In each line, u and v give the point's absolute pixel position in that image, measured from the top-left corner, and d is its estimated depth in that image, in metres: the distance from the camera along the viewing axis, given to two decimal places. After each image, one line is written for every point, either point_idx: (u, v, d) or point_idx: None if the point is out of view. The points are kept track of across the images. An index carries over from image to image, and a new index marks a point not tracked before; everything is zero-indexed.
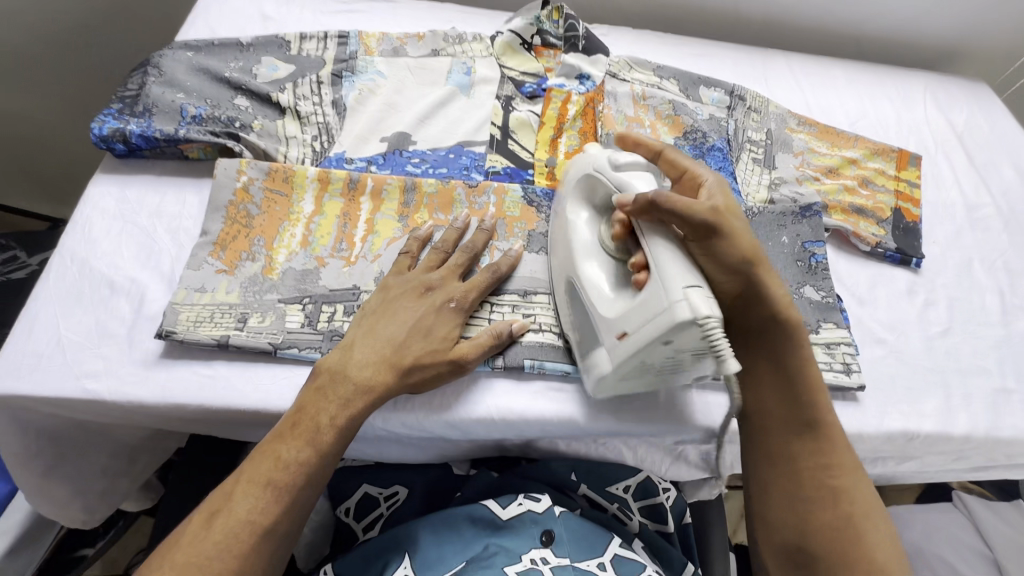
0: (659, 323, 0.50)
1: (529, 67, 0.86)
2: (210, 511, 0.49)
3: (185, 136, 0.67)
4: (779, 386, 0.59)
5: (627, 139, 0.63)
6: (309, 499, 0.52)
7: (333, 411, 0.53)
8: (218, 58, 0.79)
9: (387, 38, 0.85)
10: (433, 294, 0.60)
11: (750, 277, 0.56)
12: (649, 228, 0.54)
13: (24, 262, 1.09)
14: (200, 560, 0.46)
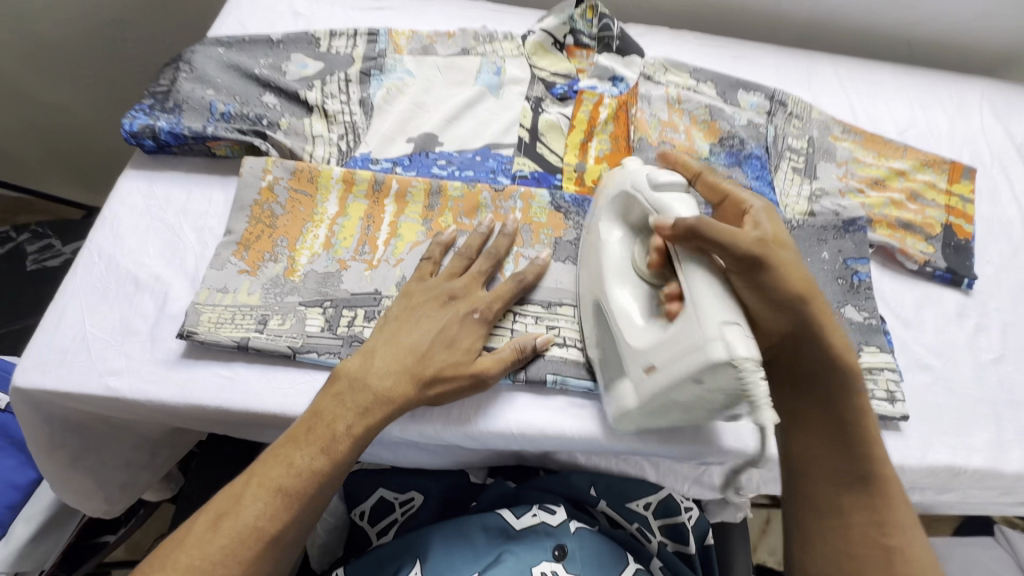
0: (692, 362, 0.47)
1: (561, 68, 0.84)
2: (218, 512, 0.49)
3: (213, 134, 0.67)
4: (822, 427, 0.54)
5: (670, 158, 0.61)
6: (320, 506, 0.52)
7: (350, 420, 0.52)
8: (248, 54, 0.79)
9: (416, 37, 0.84)
10: (460, 302, 0.59)
11: (800, 316, 0.54)
12: (686, 255, 0.50)
13: (60, 251, 1.12)
14: (206, 564, 0.46)
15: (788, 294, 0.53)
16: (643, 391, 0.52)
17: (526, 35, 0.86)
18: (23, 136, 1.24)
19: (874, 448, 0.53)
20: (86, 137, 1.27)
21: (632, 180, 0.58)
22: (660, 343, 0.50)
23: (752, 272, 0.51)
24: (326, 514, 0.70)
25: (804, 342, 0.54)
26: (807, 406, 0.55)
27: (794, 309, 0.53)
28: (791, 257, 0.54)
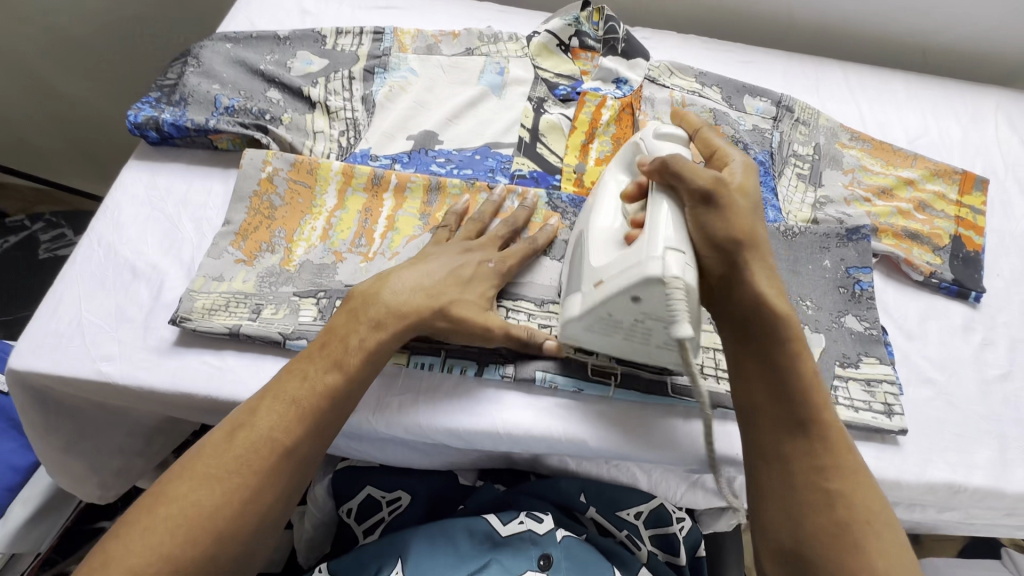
0: (631, 275, 0.50)
1: (565, 70, 0.84)
2: (232, 425, 0.48)
3: (215, 127, 0.68)
4: (768, 375, 0.52)
5: (679, 114, 0.63)
6: (335, 423, 0.51)
7: (363, 332, 0.52)
8: (255, 50, 0.80)
9: (421, 36, 0.84)
10: (478, 247, 0.61)
11: (738, 261, 0.53)
12: (657, 188, 0.54)
13: (71, 241, 1.15)
14: (223, 471, 0.45)
15: (733, 242, 0.53)
16: (589, 308, 0.54)
17: (531, 37, 0.86)
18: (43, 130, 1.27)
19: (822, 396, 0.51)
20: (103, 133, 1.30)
21: (639, 135, 0.61)
22: (610, 260, 0.53)
23: (705, 212, 0.52)
24: (314, 510, 0.70)
25: (739, 289, 0.53)
26: (752, 359, 0.53)
27: (737, 256, 0.53)
28: (752, 211, 0.55)
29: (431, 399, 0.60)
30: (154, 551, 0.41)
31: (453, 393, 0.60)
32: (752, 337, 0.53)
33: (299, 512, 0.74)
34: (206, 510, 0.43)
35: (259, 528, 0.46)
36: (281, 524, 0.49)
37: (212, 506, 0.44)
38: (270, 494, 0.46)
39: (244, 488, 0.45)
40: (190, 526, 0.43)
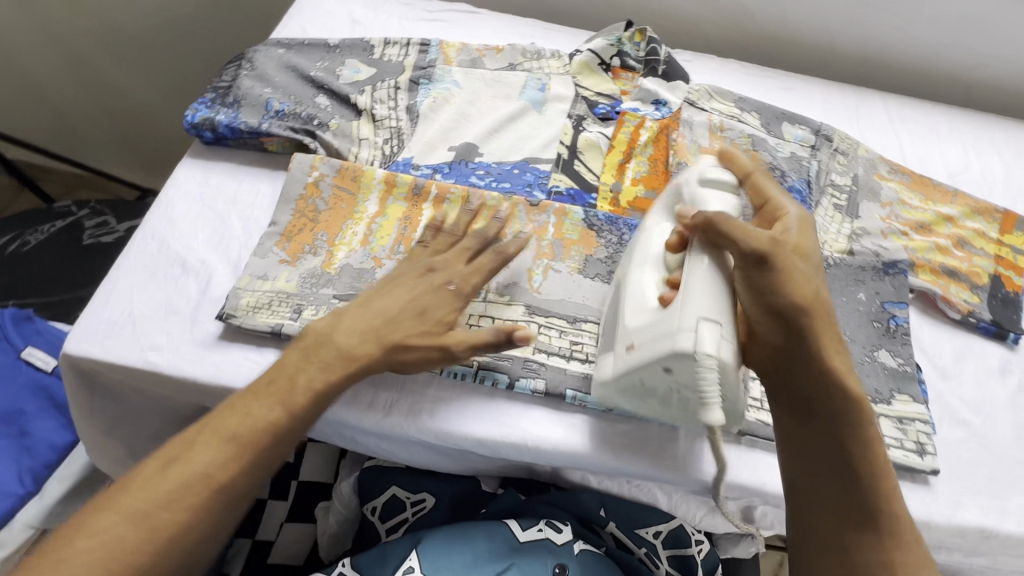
0: (663, 344, 0.50)
1: (605, 88, 0.86)
2: (167, 458, 0.45)
3: (267, 130, 0.71)
4: (824, 452, 0.51)
5: (726, 155, 0.61)
6: (274, 460, 0.48)
7: (312, 373, 0.50)
8: (306, 56, 0.83)
9: (466, 49, 0.86)
10: (435, 269, 0.60)
11: (796, 329, 0.52)
12: (701, 245, 0.53)
13: (114, 229, 1.19)
14: (147, 509, 0.43)
15: (793, 317, 0.52)
16: (620, 370, 0.55)
17: (573, 55, 0.88)
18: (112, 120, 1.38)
19: (881, 468, 0.50)
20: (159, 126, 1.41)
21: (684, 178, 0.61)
22: (645, 323, 0.54)
23: (762, 281, 0.52)
24: (339, 506, 0.72)
25: (802, 367, 0.53)
26: (811, 436, 0.52)
27: (799, 332, 0.52)
28: (817, 277, 0.54)
29: (439, 407, 0.61)
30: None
31: (463, 407, 0.61)
32: (812, 414, 0.53)
33: (320, 507, 0.73)
34: (126, 551, 0.41)
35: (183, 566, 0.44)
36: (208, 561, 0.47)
37: (131, 546, 0.41)
38: (201, 530, 0.44)
39: (171, 527, 0.43)
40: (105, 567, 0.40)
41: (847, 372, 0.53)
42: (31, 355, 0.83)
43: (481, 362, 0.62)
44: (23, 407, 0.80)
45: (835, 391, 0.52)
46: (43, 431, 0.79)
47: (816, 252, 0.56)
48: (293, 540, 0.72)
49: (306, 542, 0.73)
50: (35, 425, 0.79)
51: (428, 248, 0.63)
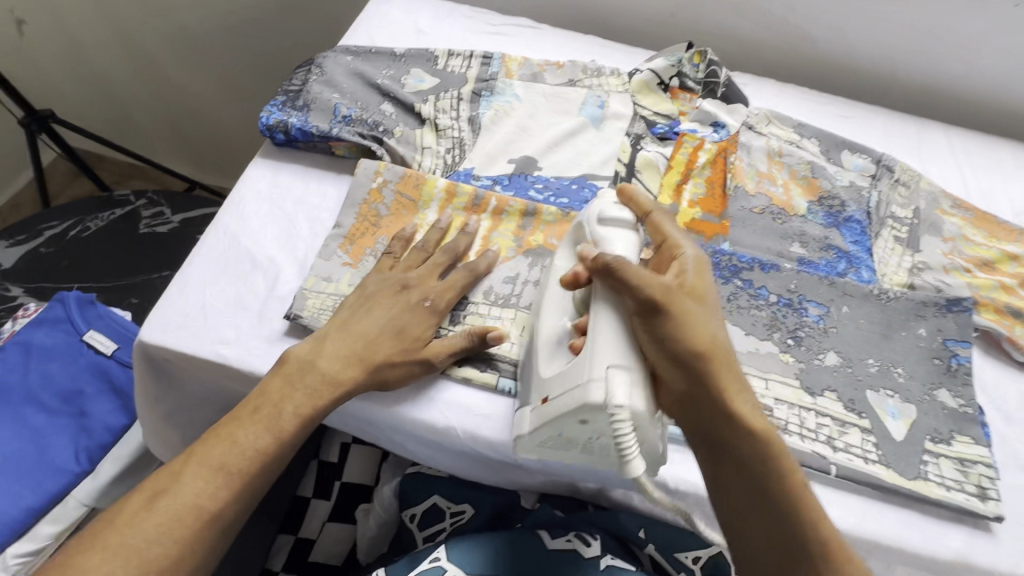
0: (575, 396, 0.52)
1: (663, 108, 0.86)
2: (154, 491, 0.50)
3: (337, 135, 0.73)
4: (746, 493, 0.51)
5: (624, 193, 0.62)
6: (260, 487, 0.53)
7: (298, 400, 0.54)
8: (373, 64, 0.85)
9: (528, 64, 0.88)
10: (415, 286, 0.63)
11: (697, 376, 0.52)
12: (602, 294, 0.55)
13: (168, 219, 1.23)
14: (139, 542, 0.47)
15: (695, 358, 0.51)
16: (537, 422, 0.56)
17: (633, 73, 0.88)
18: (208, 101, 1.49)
19: (797, 502, 0.51)
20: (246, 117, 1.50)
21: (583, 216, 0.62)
22: (556, 375, 0.55)
23: (660, 327, 0.51)
24: (378, 509, 0.73)
25: (712, 410, 0.52)
26: (731, 476, 0.52)
27: (704, 375, 0.51)
28: (707, 314, 0.54)
29: (433, 408, 0.61)
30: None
31: (451, 406, 0.61)
32: (727, 454, 0.52)
33: (362, 510, 0.74)
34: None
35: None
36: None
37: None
38: (190, 562, 0.49)
39: (163, 559, 0.47)
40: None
41: (752, 409, 0.52)
42: (93, 338, 0.86)
43: None
44: (83, 388, 0.83)
45: (744, 430, 0.51)
46: (101, 412, 0.82)
47: (712, 288, 0.56)
48: (335, 540, 0.73)
49: (346, 544, 0.74)
50: (93, 406, 0.82)
51: (400, 262, 0.66)
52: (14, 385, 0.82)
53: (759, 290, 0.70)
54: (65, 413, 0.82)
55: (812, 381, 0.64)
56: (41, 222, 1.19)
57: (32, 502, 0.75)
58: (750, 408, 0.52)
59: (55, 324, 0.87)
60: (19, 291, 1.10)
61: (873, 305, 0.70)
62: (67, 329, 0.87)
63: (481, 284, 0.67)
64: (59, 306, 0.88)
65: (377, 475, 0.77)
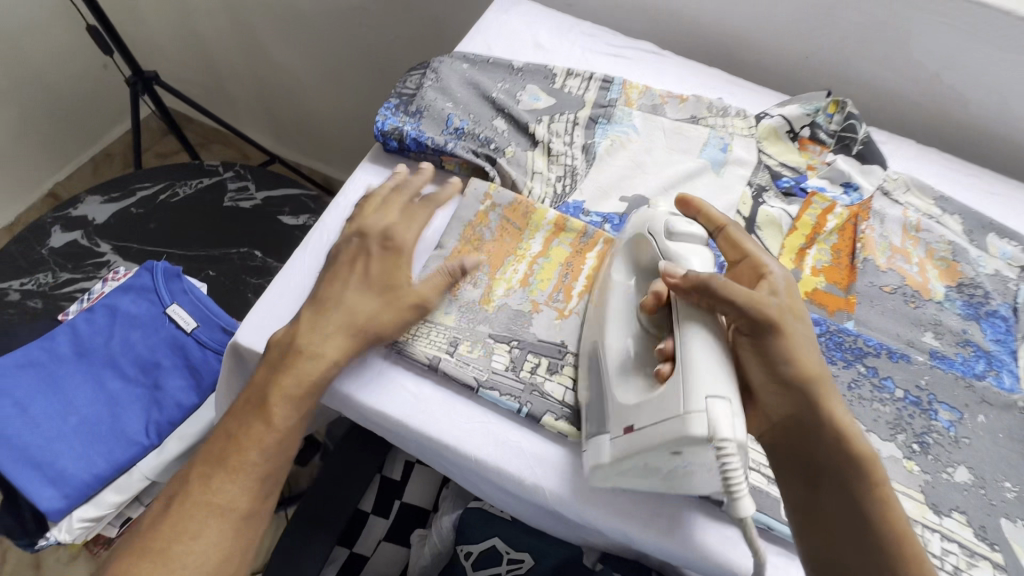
0: (669, 430, 0.46)
1: (790, 159, 0.79)
2: (167, 498, 0.52)
3: (451, 151, 0.71)
4: (842, 515, 0.50)
5: (690, 203, 0.61)
6: (266, 472, 0.53)
7: (284, 381, 0.54)
8: (489, 75, 0.81)
9: (649, 93, 0.83)
10: (373, 230, 0.61)
11: (801, 397, 0.52)
12: (688, 314, 0.51)
13: (251, 194, 1.23)
14: (161, 543, 0.49)
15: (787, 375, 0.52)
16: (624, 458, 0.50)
17: (761, 117, 0.82)
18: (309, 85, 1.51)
19: (894, 518, 0.49)
20: (342, 103, 1.51)
21: (648, 223, 0.59)
22: (642, 404, 0.50)
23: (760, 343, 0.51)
24: (435, 539, 0.71)
25: (810, 428, 0.52)
26: (828, 500, 0.51)
27: (801, 394, 0.52)
28: (802, 334, 0.53)
29: (393, 400, 0.58)
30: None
31: (495, 441, 0.57)
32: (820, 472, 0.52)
33: (417, 535, 0.74)
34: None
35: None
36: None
37: None
38: (215, 555, 0.50)
39: (185, 556, 0.49)
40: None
41: (850, 426, 0.52)
42: (175, 313, 0.86)
43: None
44: (160, 361, 0.84)
45: (844, 450, 0.51)
46: (174, 388, 0.82)
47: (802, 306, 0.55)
48: (386, 562, 0.73)
49: (396, 567, 0.73)
50: (167, 380, 0.83)
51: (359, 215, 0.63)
52: (97, 348, 0.84)
53: (884, 381, 0.63)
54: (140, 383, 0.83)
55: (938, 496, 0.57)
56: (135, 182, 1.22)
57: (102, 469, 0.76)
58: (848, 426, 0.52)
59: (141, 292, 0.88)
60: (107, 249, 1.13)
61: (1014, 419, 0.62)
62: (152, 300, 0.87)
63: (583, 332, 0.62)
64: (147, 274, 0.89)
65: (436, 501, 0.78)
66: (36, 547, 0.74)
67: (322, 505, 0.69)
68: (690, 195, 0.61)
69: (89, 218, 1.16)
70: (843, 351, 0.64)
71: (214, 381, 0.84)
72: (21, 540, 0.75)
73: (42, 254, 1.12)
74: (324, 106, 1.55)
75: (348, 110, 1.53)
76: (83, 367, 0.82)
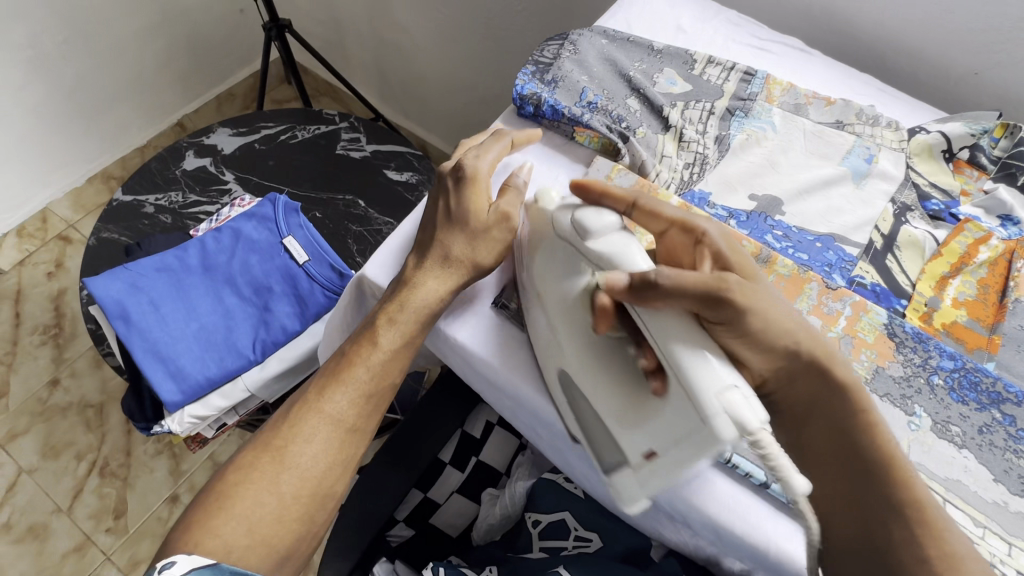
0: (695, 444, 0.43)
1: (942, 180, 0.73)
2: (287, 408, 0.57)
3: (585, 122, 0.71)
4: (846, 467, 0.51)
5: (591, 189, 0.55)
6: (374, 393, 0.57)
7: (397, 315, 0.57)
8: (627, 53, 0.80)
9: (793, 91, 0.78)
10: (449, 167, 0.61)
11: (788, 356, 0.51)
12: (655, 320, 0.47)
13: (362, 146, 1.28)
14: (279, 443, 0.54)
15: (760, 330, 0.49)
16: (649, 483, 0.48)
17: (915, 130, 0.75)
18: (427, 49, 1.54)
19: (899, 462, 0.49)
20: (456, 70, 1.54)
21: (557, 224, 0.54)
22: (648, 424, 0.47)
23: (733, 313, 0.48)
24: (506, 500, 0.73)
25: (805, 376, 0.52)
26: (819, 433, 0.53)
27: (786, 351, 0.51)
28: (761, 288, 0.51)
29: (470, 324, 0.61)
30: (234, 512, 0.51)
31: None
32: (812, 410, 0.53)
33: (488, 494, 0.77)
34: (268, 478, 0.53)
35: (319, 492, 0.54)
36: (343, 495, 0.57)
37: (277, 474, 0.53)
38: (323, 460, 0.54)
39: (298, 458, 0.54)
40: (260, 488, 0.52)
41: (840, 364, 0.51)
42: (291, 245, 0.92)
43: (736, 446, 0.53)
44: (273, 286, 0.90)
45: (836, 404, 0.51)
46: (282, 313, 0.88)
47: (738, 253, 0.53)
48: (456, 512, 0.77)
49: (465, 518, 0.77)
50: (277, 305, 0.88)
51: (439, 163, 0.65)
52: (220, 265, 0.91)
53: (1022, 432, 0.57)
54: (253, 303, 0.89)
55: None
56: (261, 120, 1.30)
57: (212, 374, 0.83)
58: (838, 372, 0.51)
59: (263, 221, 0.94)
60: (231, 178, 1.22)
61: None
62: (272, 229, 0.93)
63: None
64: (270, 205, 0.95)
65: (509, 466, 0.80)
66: (151, 432, 0.83)
67: (405, 445, 0.71)
68: (584, 181, 0.56)
69: (218, 147, 1.26)
70: (978, 393, 0.59)
71: (317, 313, 0.89)
72: (139, 423, 0.83)
73: (176, 174, 1.22)
74: (437, 71, 1.59)
75: (459, 78, 1.55)
76: (207, 280, 0.89)
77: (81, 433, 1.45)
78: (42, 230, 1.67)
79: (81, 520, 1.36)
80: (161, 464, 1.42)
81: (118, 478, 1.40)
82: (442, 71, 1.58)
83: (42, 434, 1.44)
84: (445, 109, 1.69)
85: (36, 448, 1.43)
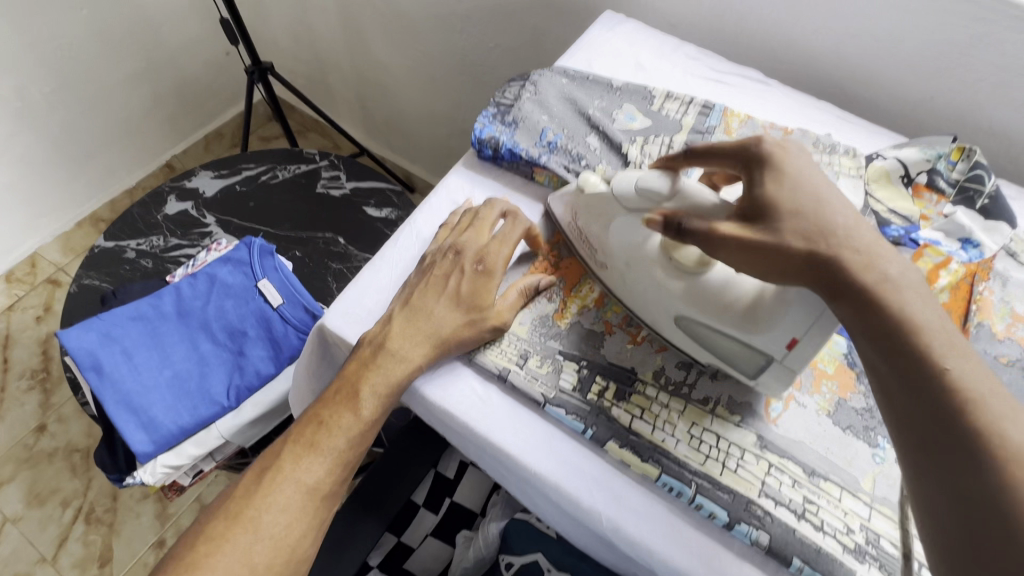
0: (814, 320, 0.48)
1: (901, 206, 0.73)
2: (262, 469, 0.54)
3: (543, 163, 0.72)
4: (918, 390, 0.40)
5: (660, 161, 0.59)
6: (352, 462, 0.55)
7: (376, 379, 0.55)
8: (587, 91, 0.81)
9: (750, 123, 0.79)
10: (471, 249, 0.61)
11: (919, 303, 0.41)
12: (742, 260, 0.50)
13: (341, 184, 1.30)
14: (251, 512, 0.51)
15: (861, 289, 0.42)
16: (786, 376, 0.53)
17: (872, 157, 0.76)
18: (408, 86, 1.58)
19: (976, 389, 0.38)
20: (436, 105, 1.57)
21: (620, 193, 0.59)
22: (778, 321, 0.50)
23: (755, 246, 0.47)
24: (480, 544, 0.73)
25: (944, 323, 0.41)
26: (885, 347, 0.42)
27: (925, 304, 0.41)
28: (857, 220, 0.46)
29: (450, 390, 0.59)
30: None
31: (551, 450, 0.56)
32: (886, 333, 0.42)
33: (463, 537, 0.76)
34: (241, 547, 0.50)
35: (291, 561, 0.51)
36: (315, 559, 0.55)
37: (252, 544, 0.50)
38: (299, 529, 0.52)
39: (274, 527, 0.51)
40: (230, 560, 0.49)
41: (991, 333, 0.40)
42: (264, 288, 0.91)
43: (698, 486, 0.53)
44: (247, 331, 0.90)
45: (914, 359, 0.40)
46: (256, 357, 0.88)
47: (791, 166, 0.48)
48: (432, 556, 0.77)
49: (441, 563, 0.77)
50: (251, 349, 0.89)
51: (453, 228, 0.66)
52: (195, 310, 0.91)
53: None
54: (227, 348, 0.89)
55: None
56: (242, 162, 1.32)
57: (187, 423, 0.83)
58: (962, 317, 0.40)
59: (238, 265, 0.94)
60: (212, 221, 1.24)
61: None
62: (246, 272, 0.93)
63: (654, 363, 0.60)
64: (245, 249, 0.96)
65: (485, 506, 0.80)
66: (123, 484, 0.82)
67: (376, 491, 0.71)
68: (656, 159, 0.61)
69: (199, 191, 1.28)
70: None
71: (292, 356, 0.89)
72: (112, 475, 0.83)
73: (158, 220, 1.24)
74: (418, 107, 1.62)
75: (440, 112, 1.58)
76: (181, 326, 0.90)
77: (67, 479, 1.44)
78: (31, 275, 1.68)
79: (65, 569, 1.34)
80: (148, 508, 1.40)
81: (104, 524, 1.39)
82: (423, 106, 1.61)
83: (28, 482, 1.43)
84: (427, 142, 1.72)
85: (21, 496, 1.41)
